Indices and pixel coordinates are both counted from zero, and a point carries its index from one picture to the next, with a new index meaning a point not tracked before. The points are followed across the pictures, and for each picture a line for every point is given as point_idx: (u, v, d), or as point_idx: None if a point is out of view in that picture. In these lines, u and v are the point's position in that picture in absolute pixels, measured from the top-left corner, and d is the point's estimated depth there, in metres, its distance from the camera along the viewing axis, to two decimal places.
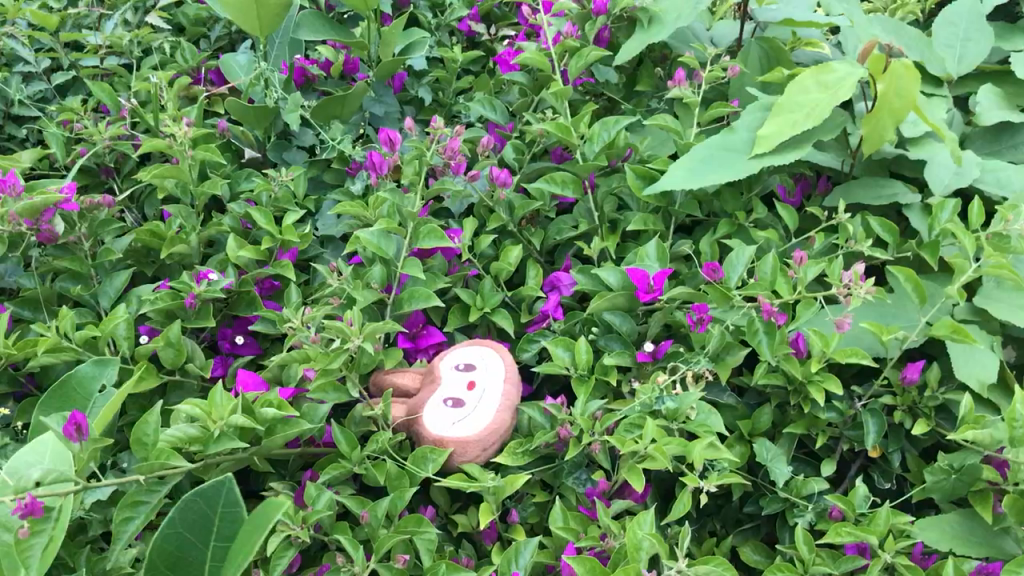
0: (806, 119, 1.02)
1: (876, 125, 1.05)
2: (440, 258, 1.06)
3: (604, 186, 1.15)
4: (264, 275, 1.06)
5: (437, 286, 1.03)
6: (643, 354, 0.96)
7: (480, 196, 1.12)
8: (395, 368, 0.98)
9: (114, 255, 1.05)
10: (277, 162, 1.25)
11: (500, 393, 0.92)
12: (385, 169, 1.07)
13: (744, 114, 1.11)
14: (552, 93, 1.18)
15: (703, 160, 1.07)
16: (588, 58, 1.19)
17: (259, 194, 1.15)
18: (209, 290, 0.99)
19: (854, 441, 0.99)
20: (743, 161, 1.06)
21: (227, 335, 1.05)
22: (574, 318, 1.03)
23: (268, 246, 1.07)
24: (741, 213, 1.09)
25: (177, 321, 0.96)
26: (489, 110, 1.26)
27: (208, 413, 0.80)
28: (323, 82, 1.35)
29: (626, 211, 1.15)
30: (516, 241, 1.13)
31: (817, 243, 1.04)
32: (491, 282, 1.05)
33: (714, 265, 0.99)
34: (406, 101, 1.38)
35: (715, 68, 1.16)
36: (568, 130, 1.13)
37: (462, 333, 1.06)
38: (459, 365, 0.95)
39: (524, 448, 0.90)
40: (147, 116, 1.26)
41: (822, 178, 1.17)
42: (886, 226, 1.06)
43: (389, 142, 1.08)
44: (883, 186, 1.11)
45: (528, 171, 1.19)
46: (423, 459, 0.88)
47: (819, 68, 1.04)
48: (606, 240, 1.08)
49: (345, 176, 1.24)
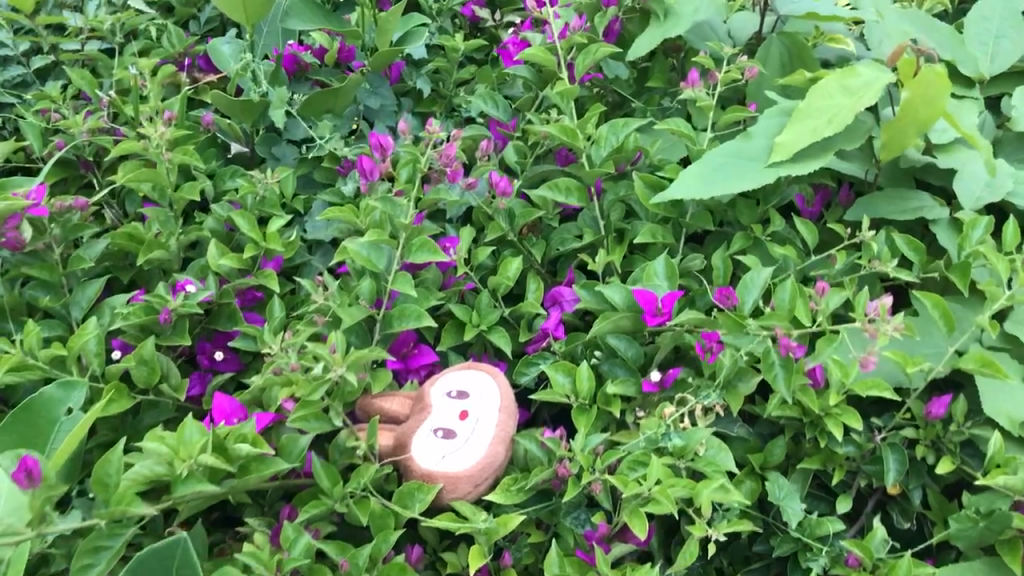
0: (828, 126, 0.94)
1: (898, 133, 0.97)
2: (434, 272, 0.99)
3: (610, 193, 1.08)
4: (245, 285, 0.99)
5: (430, 303, 0.96)
6: (649, 384, 0.90)
7: (479, 203, 1.05)
8: (384, 392, 0.92)
9: (85, 262, 0.99)
10: (266, 158, 1.19)
11: (495, 423, 0.86)
12: (377, 176, 1.00)
13: (761, 119, 1.03)
14: (557, 93, 1.11)
15: (717, 167, 0.99)
16: (598, 54, 1.12)
17: (244, 197, 1.08)
18: (186, 303, 0.93)
19: (873, 477, 0.93)
20: (757, 170, 0.98)
21: (206, 349, 0.98)
22: (575, 340, 0.96)
23: (251, 255, 1.01)
24: (757, 227, 1.02)
25: (151, 339, 0.90)
26: (491, 106, 1.18)
27: (175, 451, 0.74)
28: (317, 71, 1.27)
29: (635, 219, 1.08)
30: (517, 252, 1.06)
31: (839, 262, 0.97)
32: (488, 298, 0.99)
33: (727, 291, 0.92)
34: (404, 92, 1.31)
35: (732, 69, 1.09)
36: (573, 133, 1.07)
37: (456, 351, 1.00)
38: (452, 392, 0.89)
39: (519, 486, 0.84)
40: (128, 107, 1.19)
41: (843, 187, 1.10)
42: (912, 244, 0.99)
43: (380, 147, 1.00)
44: (910, 199, 1.04)
45: (530, 175, 1.12)
46: (410, 495, 0.83)
47: (844, 71, 0.96)
48: (613, 254, 1.01)
49: (338, 176, 1.17)
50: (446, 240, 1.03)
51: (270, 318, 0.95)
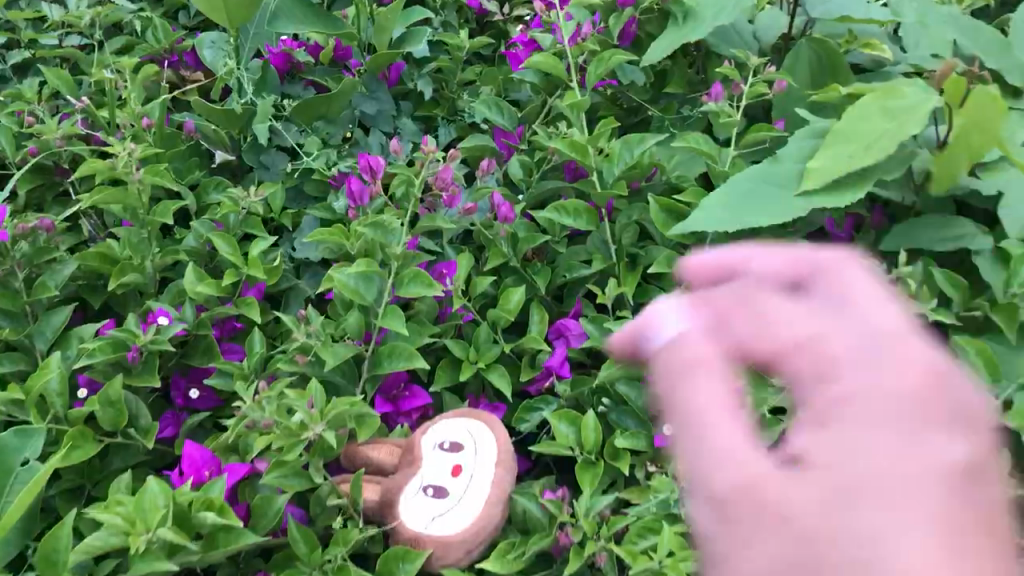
0: (867, 153, 0.88)
1: (948, 162, 0.91)
2: (428, 304, 0.91)
3: (623, 215, 0.99)
4: (225, 315, 0.92)
5: (423, 340, 0.88)
6: (661, 439, 0.82)
7: (478, 226, 0.97)
8: (369, 440, 0.84)
9: (50, 290, 0.91)
10: (255, 167, 1.10)
11: (490, 480, 0.79)
12: (367, 198, 0.92)
13: (791, 140, 0.95)
14: (567, 104, 1.02)
15: (743, 193, 0.91)
16: (611, 62, 1.03)
17: (224, 215, 0.99)
18: (157, 338, 0.86)
19: None
20: (788, 198, 0.91)
21: (181, 385, 0.91)
22: (581, 383, 0.88)
23: (231, 281, 0.93)
24: None
25: (118, 379, 0.83)
26: (496, 113, 1.09)
27: (133, 522, 0.67)
28: (311, 70, 1.18)
29: (649, 243, 0.99)
30: (520, 279, 0.97)
31: None
32: (487, 332, 0.91)
33: None
34: (403, 94, 1.22)
35: (759, 82, 0.99)
36: (583, 150, 0.98)
37: (451, 390, 0.92)
38: (444, 444, 0.82)
39: (515, 554, 0.76)
40: (105, 111, 1.10)
41: (877, 210, 1.01)
42: (953, 280, 0.90)
43: (369, 169, 0.90)
44: (951, 226, 0.94)
45: (536, 192, 1.03)
46: (396, 563, 0.75)
47: (885, 91, 0.91)
48: (624, 285, 0.93)
49: (330, 188, 1.08)
50: (443, 266, 0.95)
51: (250, 353, 0.88)
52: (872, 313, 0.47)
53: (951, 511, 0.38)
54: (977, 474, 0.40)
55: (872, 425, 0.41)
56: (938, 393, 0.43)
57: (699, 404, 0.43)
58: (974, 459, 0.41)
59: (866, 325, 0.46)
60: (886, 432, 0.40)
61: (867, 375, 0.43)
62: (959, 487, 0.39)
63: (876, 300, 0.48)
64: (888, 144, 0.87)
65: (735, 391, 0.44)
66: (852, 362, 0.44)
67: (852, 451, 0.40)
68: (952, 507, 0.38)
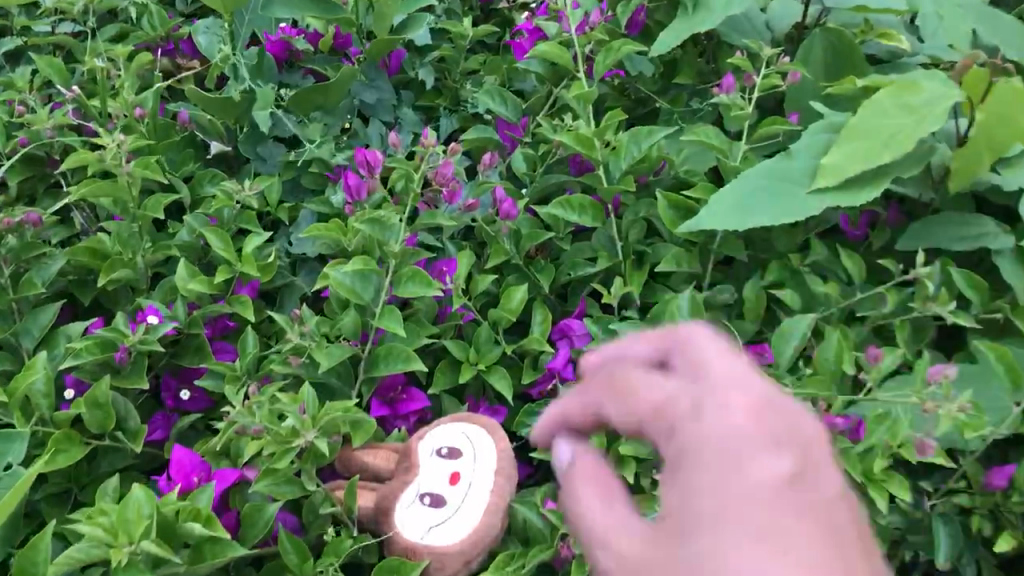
0: (885, 149, 0.85)
1: (967, 159, 0.87)
2: (427, 303, 0.88)
3: (630, 211, 0.96)
4: (217, 313, 0.89)
5: (422, 341, 0.85)
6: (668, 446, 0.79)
7: (480, 222, 0.93)
8: (365, 445, 0.81)
9: (37, 286, 0.88)
10: (251, 159, 1.07)
11: (489, 489, 0.76)
12: (365, 194, 0.88)
13: (803, 136, 0.92)
14: (573, 96, 0.98)
15: (755, 189, 0.88)
16: (619, 52, 1.00)
17: (218, 209, 0.97)
18: (146, 338, 0.83)
19: (919, 549, 0.81)
20: (801, 195, 0.87)
21: (171, 386, 0.88)
22: None
23: (224, 278, 0.90)
24: (796, 256, 0.90)
25: (105, 380, 0.80)
26: (499, 105, 1.06)
27: (116, 533, 0.64)
28: (310, 59, 1.15)
29: (657, 240, 0.96)
30: (523, 278, 0.94)
31: (888, 302, 0.85)
32: (488, 333, 0.88)
33: (762, 346, 0.82)
34: (404, 84, 1.19)
35: (772, 73, 0.96)
36: (589, 143, 0.95)
37: (451, 393, 0.89)
38: (442, 450, 0.78)
39: (514, 566, 0.74)
40: (98, 101, 1.07)
41: (892, 207, 0.97)
42: (973, 282, 0.86)
43: (366, 164, 0.86)
44: (971, 225, 0.90)
45: (539, 186, 0.99)
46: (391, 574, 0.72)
47: (905, 85, 0.87)
48: (630, 285, 0.90)
49: (328, 181, 1.05)
50: (443, 264, 0.92)
51: (243, 354, 0.85)
52: (708, 357, 0.49)
53: (767, 515, 0.39)
54: (798, 487, 0.41)
55: (694, 464, 0.42)
56: (762, 418, 0.45)
57: (580, 511, 0.46)
58: (799, 472, 0.42)
59: (700, 373, 0.48)
60: (706, 466, 0.42)
61: (696, 418, 0.45)
62: (778, 498, 0.40)
63: (708, 343, 0.50)
64: (908, 141, 0.84)
65: (609, 481, 0.47)
66: (685, 407, 0.46)
67: (683, 492, 0.41)
68: (776, 516, 0.39)
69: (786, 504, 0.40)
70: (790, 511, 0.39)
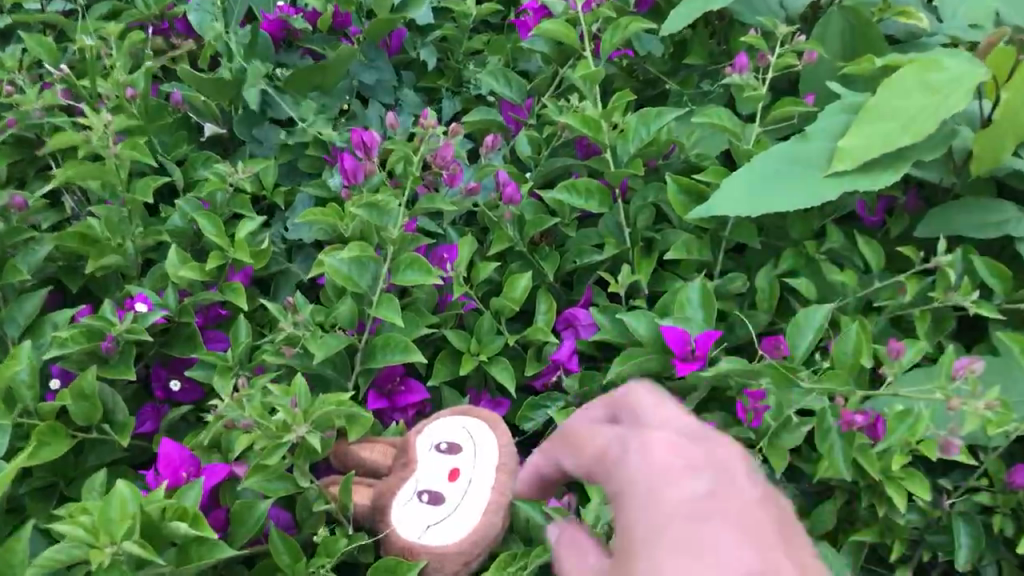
0: (905, 132, 0.81)
1: (989, 142, 0.83)
2: (426, 291, 0.85)
3: (638, 197, 0.92)
4: (209, 301, 0.86)
5: (421, 331, 0.82)
6: None
7: (482, 207, 0.90)
8: (362, 438, 0.78)
9: (22, 273, 0.85)
10: (246, 141, 1.04)
11: (490, 486, 0.72)
12: (361, 177, 0.84)
13: (821, 117, 0.88)
14: (579, 75, 0.94)
15: (769, 174, 0.84)
16: (627, 30, 0.96)
17: (210, 193, 0.93)
18: (134, 327, 0.80)
19: (938, 550, 0.78)
20: (817, 180, 0.83)
21: (161, 376, 0.85)
22: (590, 379, 0.82)
23: (215, 265, 0.87)
24: (811, 243, 0.86)
25: (91, 370, 0.77)
26: (503, 85, 1.02)
27: (96, 532, 0.60)
28: (308, 39, 1.11)
29: (666, 227, 0.92)
30: (526, 265, 0.91)
31: (907, 292, 0.81)
32: (490, 323, 0.85)
33: (777, 338, 0.77)
34: (405, 64, 1.15)
35: (787, 52, 0.92)
36: (595, 125, 0.91)
37: (451, 385, 0.86)
38: (441, 445, 0.75)
39: (515, 568, 0.70)
40: (88, 81, 1.04)
41: (911, 193, 0.93)
42: (996, 270, 0.83)
43: (362, 146, 0.83)
44: (994, 211, 0.87)
45: (544, 170, 0.96)
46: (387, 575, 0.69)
47: (926, 64, 0.83)
48: (638, 273, 0.86)
49: (325, 164, 1.02)
50: (444, 250, 0.88)
51: (234, 344, 0.82)
52: (636, 401, 0.45)
53: (692, 533, 0.35)
54: (726, 494, 0.38)
55: (621, 512, 0.39)
56: (686, 443, 0.41)
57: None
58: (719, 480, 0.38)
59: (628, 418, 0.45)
60: (630, 508, 0.38)
61: (619, 460, 0.41)
62: (702, 513, 0.36)
63: (635, 387, 0.46)
64: (930, 122, 0.81)
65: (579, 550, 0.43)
66: (613, 450, 0.43)
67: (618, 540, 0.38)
68: (693, 530, 0.35)
69: (714, 518, 0.36)
70: (718, 522, 0.36)
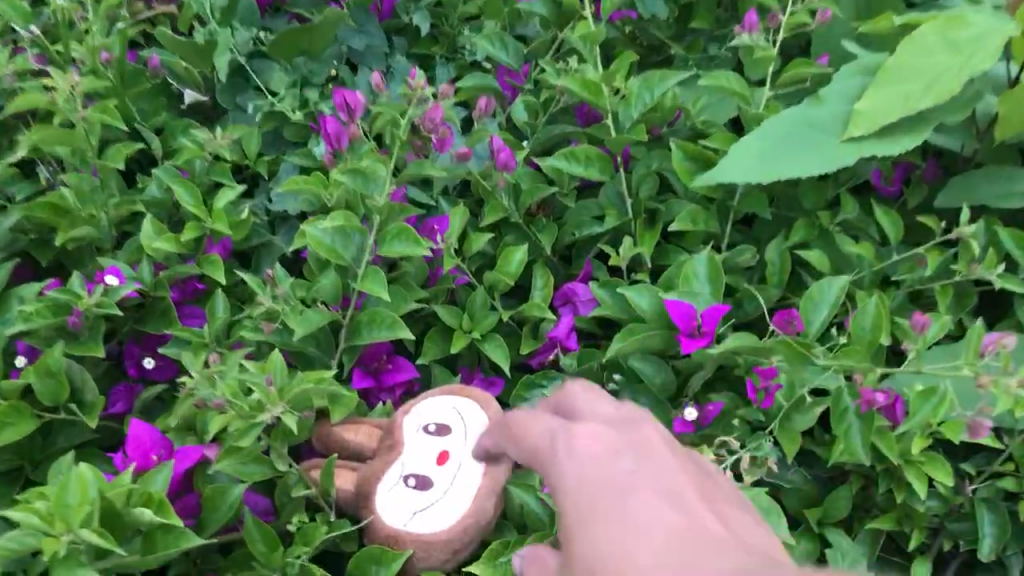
0: (926, 93, 0.76)
1: (1017, 107, 0.78)
2: (416, 264, 0.80)
3: (641, 164, 0.87)
4: (185, 274, 0.81)
5: (410, 306, 0.77)
6: (682, 425, 0.72)
7: (475, 176, 0.85)
8: (346, 419, 0.73)
9: None
10: (230, 110, 0.99)
11: (481, 470, 0.67)
12: (345, 142, 0.79)
13: (837, 79, 0.83)
14: (580, 36, 0.89)
15: (782, 138, 0.79)
16: None
17: (188, 160, 0.88)
18: (103, 301, 0.75)
19: (960, 539, 0.73)
20: (832, 145, 0.78)
21: (134, 354, 0.80)
22: (590, 357, 0.77)
23: (192, 236, 0.82)
24: (825, 214, 0.81)
25: (57, 346, 0.72)
26: (499, 50, 0.97)
27: (51, 519, 0.55)
28: (296, 2, 1.06)
29: (670, 197, 0.87)
30: (523, 238, 0.86)
31: (929, 264, 0.76)
32: (484, 298, 0.80)
33: (790, 313, 0.71)
34: (397, 30, 1.09)
35: (800, 10, 0.86)
36: (596, 89, 0.86)
37: (442, 363, 0.81)
38: (430, 426, 0.70)
39: (506, 558, 0.66)
40: (62, 44, 0.98)
41: (930, 162, 0.88)
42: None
43: (346, 108, 0.78)
44: (1020, 180, 0.81)
45: (542, 137, 0.91)
46: (369, 565, 0.65)
47: (951, 20, 0.78)
48: (641, 245, 0.81)
49: (312, 133, 0.96)
50: (435, 222, 0.83)
51: (212, 319, 0.77)
52: (563, 405, 0.47)
53: (616, 507, 0.37)
54: (648, 470, 0.40)
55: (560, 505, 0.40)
56: (608, 432, 0.42)
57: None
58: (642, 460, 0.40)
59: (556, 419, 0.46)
60: (566, 500, 0.39)
61: (552, 456, 0.42)
62: (628, 492, 0.38)
63: (565, 385, 0.49)
64: (954, 83, 0.75)
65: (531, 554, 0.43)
66: (546, 445, 0.44)
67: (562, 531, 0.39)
68: (628, 508, 0.37)
69: (636, 479, 0.39)
70: (640, 492, 0.38)
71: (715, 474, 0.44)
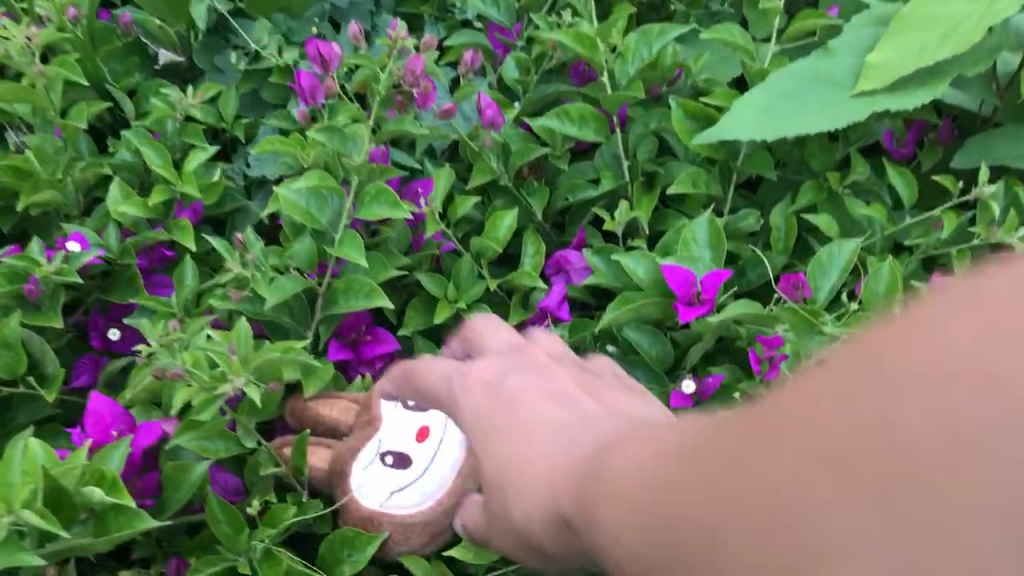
0: (943, 44, 0.70)
1: None
2: (399, 229, 0.75)
3: (637, 123, 0.82)
4: (153, 240, 0.76)
5: (391, 273, 0.72)
6: (680, 398, 0.67)
7: (462, 136, 0.80)
8: (321, 393, 0.68)
9: None
10: (207, 70, 0.93)
11: (462, 447, 0.58)
12: (321, 96, 0.74)
13: (847, 30, 0.77)
14: None
15: (788, 94, 0.74)
16: None
17: (159, 121, 0.84)
18: (64, 268, 0.70)
19: None
20: (841, 101, 0.73)
21: (99, 325, 0.75)
22: (582, 327, 0.72)
23: (162, 199, 0.77)
24: (833, 175, 0.76)
25: (14, 315, 0.67)
26: (490, 5, 0.92)
27: None
28: None
29: (669, 159, 0.82)
30: (513, 202, 0.81)
31: (945, 228, 0.71)
32: (470, 264, 0.75)
33: (796, 279, 0.67)
34: None
35: None
36: (591, 43, 0.81)
37: (425, 335, 0.76)
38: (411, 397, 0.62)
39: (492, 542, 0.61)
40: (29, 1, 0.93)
41: (946, 121, 0.83)
42: None
43: (320, 60, 0.73)
44: None
45: (534, 95, 0.85)
46: (342, 549, 0.61)
47: None
48: (638, 209, 0.76)
49: (292, 94, 0.91)
50: (419, 184, 0.79)
51: (180, 287, 0.72)
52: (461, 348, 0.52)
53: (508, 421, 0.43)
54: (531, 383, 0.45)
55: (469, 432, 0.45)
56: (495, 361, 0.48)
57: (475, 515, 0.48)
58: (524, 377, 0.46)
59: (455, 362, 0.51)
60: (471, 426, 0.45)
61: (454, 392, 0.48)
62: (515, 406, 0.43)
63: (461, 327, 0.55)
64: (974, 31, 0.70)
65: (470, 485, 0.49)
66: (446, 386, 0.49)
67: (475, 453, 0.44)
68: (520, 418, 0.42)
69: (522, 393, 0.44)
70: (526, 404, 0.43)
71: (602, 368, 0.52)
